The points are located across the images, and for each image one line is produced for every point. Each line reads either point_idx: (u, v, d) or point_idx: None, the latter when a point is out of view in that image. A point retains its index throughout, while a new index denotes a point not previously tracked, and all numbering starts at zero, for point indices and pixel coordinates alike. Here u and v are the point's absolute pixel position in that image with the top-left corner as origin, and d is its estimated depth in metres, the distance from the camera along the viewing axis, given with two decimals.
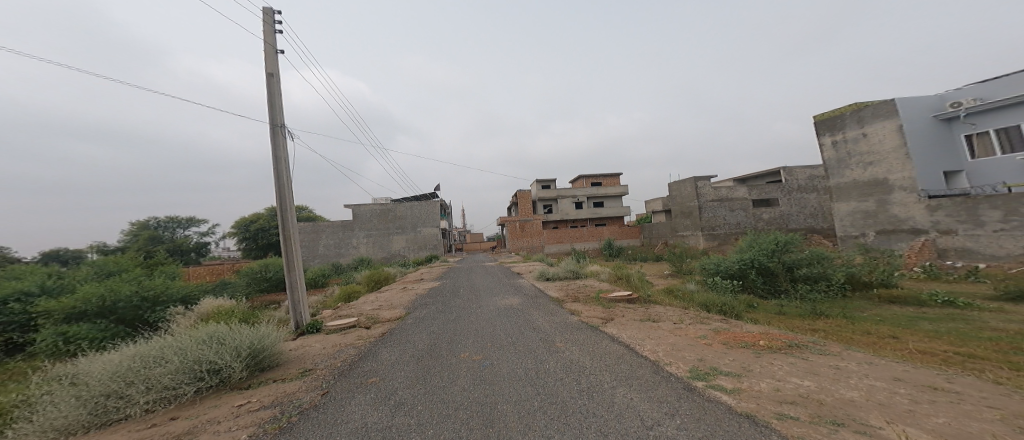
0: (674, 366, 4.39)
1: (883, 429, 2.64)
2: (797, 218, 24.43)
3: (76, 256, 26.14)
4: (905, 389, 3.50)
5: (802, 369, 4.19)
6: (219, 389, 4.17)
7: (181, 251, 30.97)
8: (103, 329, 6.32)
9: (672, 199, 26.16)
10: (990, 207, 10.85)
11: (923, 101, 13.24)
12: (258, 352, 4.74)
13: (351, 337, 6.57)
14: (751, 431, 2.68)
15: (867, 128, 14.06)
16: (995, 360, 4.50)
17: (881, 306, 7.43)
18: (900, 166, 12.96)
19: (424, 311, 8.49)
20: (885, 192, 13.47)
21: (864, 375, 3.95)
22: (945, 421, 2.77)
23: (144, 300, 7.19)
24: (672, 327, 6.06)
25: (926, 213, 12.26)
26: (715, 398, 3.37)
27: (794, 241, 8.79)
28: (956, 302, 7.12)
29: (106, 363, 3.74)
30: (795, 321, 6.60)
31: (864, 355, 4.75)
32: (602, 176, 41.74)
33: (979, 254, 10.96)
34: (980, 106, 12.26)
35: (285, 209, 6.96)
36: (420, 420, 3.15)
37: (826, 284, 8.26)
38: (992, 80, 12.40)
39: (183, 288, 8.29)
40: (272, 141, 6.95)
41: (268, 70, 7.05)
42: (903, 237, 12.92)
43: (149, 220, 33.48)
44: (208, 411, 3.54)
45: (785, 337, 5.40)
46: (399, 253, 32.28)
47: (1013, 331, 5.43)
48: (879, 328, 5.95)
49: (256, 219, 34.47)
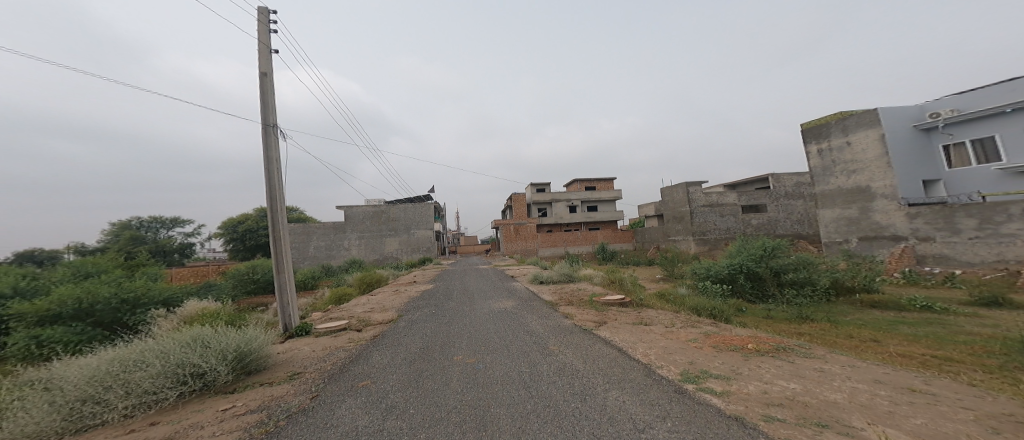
0: (665, 370, 4.45)
1: (865, 430, 2.72)
2: (784, 223, 25.05)
3: (53, 256, 25.13)
4: (886, 391, 3.61)
5: (789, 371, 4.30)
6: (203, 394, 4.06)
7: (164, 251, 30.04)
8: (79, 332, 6.08)
9: (664, 204, 26.49)
10: (966, 215, 11.27)
11: (905, 111, 13.73)
12: (244, 355, 4.64)
13: (342, 340, 6.48)
14: (740, 433, 2.74)
15: (851, 136, 14.51)
16: (970, 363, 4.68)
17: (864, 310, 7.66)
18: (882, 173, 13.39)
19: (417, 313, 8.42)
20: (868, 200, 13.91)
21: (847, 378, 4.08)
22: (922, 422, 2.88)
23: (123, 303, 6.96)
24: (664, 331, 6.15)
25: (906, 220, 12.72)
26: (705, 401, 3.43)
27: (781, 246, 8.96)
28: (934, 307, 7.37)
29: (82, 367, 3.63)
30: (782, 325, 6.76)
31: (847, 357, 4.90)
32: (596, 180, 41.94)
33: (955, 261, 11.38)
34: (957, 117, 12.75)
35: (276, 211, 6.82)
36: (412, 423, 3.13)
37: (811, 289, 8.48)
38: (969, 92, 12.89)
39: (165, 290, 8.05)
40: (263, 141, 6.80)
41: (262, 69, 6.90)
42: (884, 243, 13.36)
43: (132, 220, 32.49)
44: (191, 416, 3.45)
45: (772, 341, 5.52)
46: (391, 255, 31.90)
47: (987, 335, 5.65)
48: (861, 332, 6.13)
49: (244, 220, 33.68)
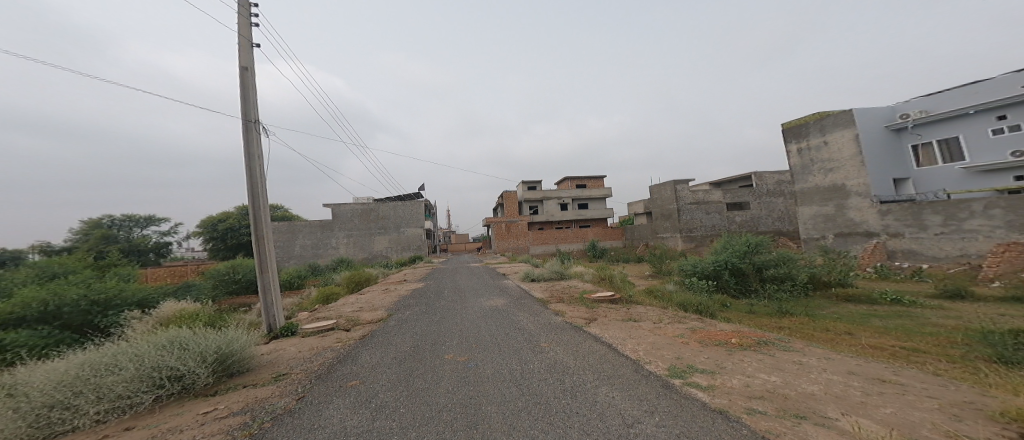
0: (653, 365, 4.55)
1: (840, 420, 2.86)
2: (766, 220, 25.88)
3: (15, 257, 23.58)
4: (858, 382, 3.81)
5: (770, 364, 4.48)
6: (181, 397, 3.91)
7: (138, 251, 28.66)
8: (45, 335, 5.71)
9: (652, 201, 26.98)
10: (932, 212, 11.89)
11: (878, 112, 14.34)
12: (225, 357, 4.50)
13: (330, 340, 6.35)
14: (723, 426, 2.84)
15: (828, 136, 15.07)
16: (935, 353, 4.98)
17: (839, 304, 8.04)
18: (856, 172, 14.01)
19: (407, 313, 8.31)
20: (843, 197, 14.53)
21: (824, 370, 4.27)
22: (891, 411, 3.05)
23: (92, 305, 6.61)
24: (652, 327, 6.29)
25: (878, 217, 13.34)
26: (691, 396, 3.52)
27: (763, 243, 9.30)
28: (903, 300, 7.80)
29: (49, 372, 3.42)
30: (764, 319, 7.01)
31: (824, 350, 5.14)
32: (588, 178, 42.13)
33: (922, 255, 12.05)
34: (926, 118, 13.40)
35: (258, 209, 6.57)
36: (402, 423, 3.10)
37: (791, 284, 8.83)
38: (937, 94, 13.54)
39: (138, 291, 7.71)
40: (244, 137, 6.54)
41: (242, 63, 6.61)
42: (858, 239, 14.00)
43: (103, 218, 30.82)
44: (170, 420, 3.34)
45: (755, 335, 5.71)
46: (381, 253, 31.37)
47: (950, 326, 6.03)
48: (836, 325, 6.44)
49: (226, 218, 32.57)
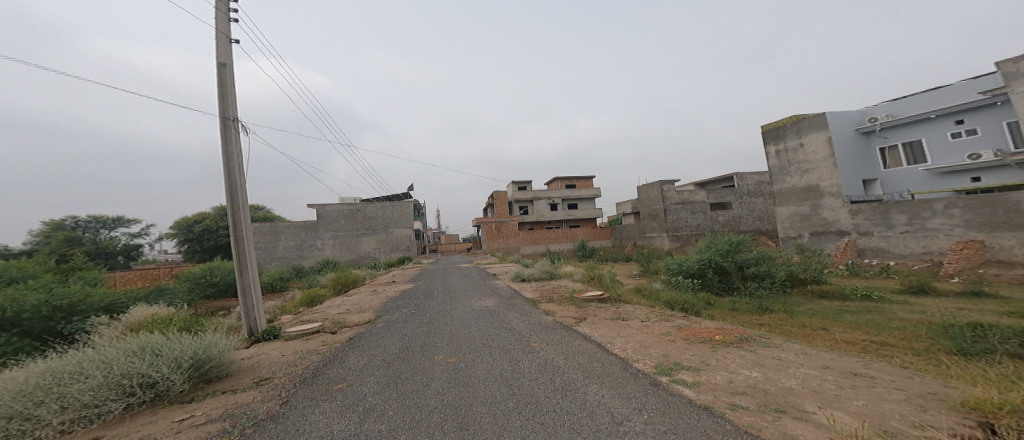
0: (641, 363, 4.66)
1: (816, 414, 3.01)
2: (747, 220, 26.83)
3: None
4: (832, 376, 4.02)
5: (752, 361, 4.66)
6: (153, 405, 3.72)
7: (107, 253, 27.11)
8: (2, 344, 5.30)
9: (640, 202, 27.50)
10: (898, 211, 12.61)
11: (849, 116, 15.02)
12: (202, 362, 4.30)
13: (315, 343, 6.18)
14: (708, 422, 2.94)
15: (804, 138, 15.69)
16: (901, 347, 5.31)
17: (814, 300, 8.43)
18: (829, 173, 14.68)
19: (395, 314, 8.17)
20: (817, 197, 15.21)
21: (801, 365, 4.48)
22: (863, 403, 3.23)
23: (56, 311, 6.18)
24: (640, 325, 6.43)
25: (849, 216, 14.04)
26: (678, 393, 3.63)
27: (745, 241, 9.60)
28: (872, 296, 8.28)
29: (6, 381, 3.17)
30: (745, 316, 7.29)
31: (801, 345, 5.38)
32: (577, 178, 42.46)
33: (889, 253, 12.77)
34: (892, 122, 14.13)
35: (236, 210, 6.29)
36: (391, 425, 3.06)
37: (770, 281, 9.22)
38: (903, 99, 14.30)
39: (105, 297, 7.26)
40: (222, 135, 6.24)
41: (220, 59, 6.30)
42: (831, 237, 14.70)
43: (67, 220, 28.96)
44: (143, 428, 3.17)
45: (737, 332, 5.92)
46: (368, 254, 30.74)
47: (915, 320, 6.43)
48: (812, 321, 6.76)
49: (202, 219, 31.32)
